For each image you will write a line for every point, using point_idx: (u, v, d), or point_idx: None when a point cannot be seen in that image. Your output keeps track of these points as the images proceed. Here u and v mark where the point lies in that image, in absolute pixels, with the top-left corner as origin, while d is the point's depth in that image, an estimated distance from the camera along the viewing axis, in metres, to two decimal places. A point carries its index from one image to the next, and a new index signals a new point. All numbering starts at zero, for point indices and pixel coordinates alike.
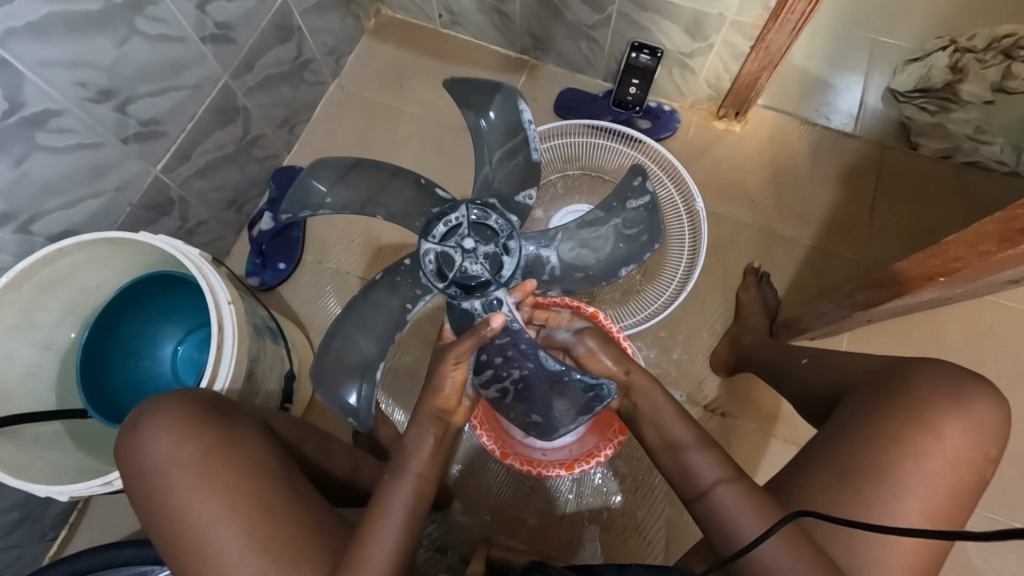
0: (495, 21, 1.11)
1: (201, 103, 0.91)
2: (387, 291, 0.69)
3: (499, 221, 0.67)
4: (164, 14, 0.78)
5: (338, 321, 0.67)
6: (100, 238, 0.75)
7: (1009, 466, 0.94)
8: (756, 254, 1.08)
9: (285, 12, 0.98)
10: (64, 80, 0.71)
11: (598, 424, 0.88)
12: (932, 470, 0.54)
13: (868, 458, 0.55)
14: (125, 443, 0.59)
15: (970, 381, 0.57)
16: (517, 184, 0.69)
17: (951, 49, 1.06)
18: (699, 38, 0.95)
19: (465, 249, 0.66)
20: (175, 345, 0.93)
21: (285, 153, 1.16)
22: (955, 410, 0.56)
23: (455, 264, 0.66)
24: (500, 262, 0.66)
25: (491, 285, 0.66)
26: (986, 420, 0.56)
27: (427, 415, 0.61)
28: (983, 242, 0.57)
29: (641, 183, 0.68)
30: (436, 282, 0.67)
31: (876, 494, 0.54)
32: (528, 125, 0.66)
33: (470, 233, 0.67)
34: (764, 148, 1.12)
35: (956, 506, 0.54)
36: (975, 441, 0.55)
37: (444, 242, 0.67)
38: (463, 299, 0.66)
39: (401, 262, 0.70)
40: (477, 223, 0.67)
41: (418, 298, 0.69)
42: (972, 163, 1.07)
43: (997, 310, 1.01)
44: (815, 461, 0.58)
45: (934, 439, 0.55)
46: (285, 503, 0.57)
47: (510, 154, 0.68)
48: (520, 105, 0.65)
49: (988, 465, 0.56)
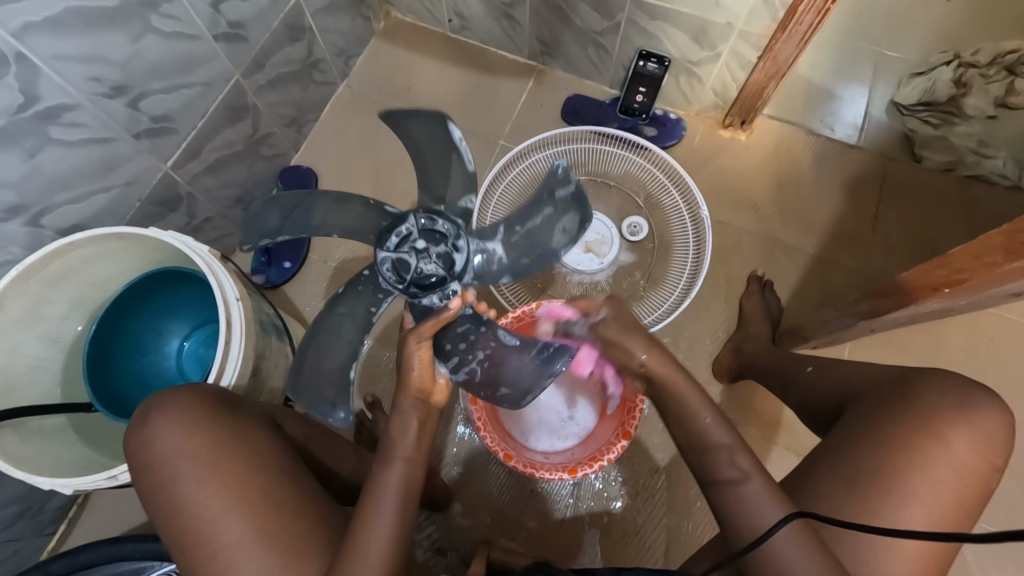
0: (504, 25, 1.12)
1: (212, 100, 0.91)
2: (353, 300, 0.66)
3: (446, 225, 0.63)
4: (178, 11, 0.79)
5: (312, 325, 0.66)
6: (111, 233, 0.76)
7: (1010, 478, 0.95)
8: (760, 262, 1.08)
9: (296, 12, 0.99)
10: (79, 75, 0.72)
11: (602, 428, 0.89)
12: (939, 478, 0.54)
13: (875, 464, 0.55)
14: (134, 436, 0.60)
15: (977, 392, 0.58)
16: (462, 188, 0.64)
17: (955, 64, 1.07)
18: (707, 46, 0.96)
19: (418, 249, 0.63)
20: (181, 340, 0.93)
21: (292, 152, 1.16)
22: (963, 419, 0.56)
23: (410, 267, 0.63)
24: (452, 259, 0.63)
25: (447, 281, 0.63)
26: (993, 430, 0.56)
27: (408, 402, 0.61)
28: (989, 253, 0.58)
29: (564, 172, 0.60)
30: (396, 285, 0.64)
31: (883, 501, 0.54)
32: (460, 142, 0.62)
33: (422, 236, 0.63)
34: (769, 157, 1.13)
35: (962, 515, 0.55)
36: (982, 451, 0.56)
37: (397, 250, 0.63)
38: (419, 298, 0.63)
39: (361, 273, 0.67)
40: (427, 226, 0.63)
41: (382, 301, 0.66)
42: (975, 177, 1.09)
43: (999, 322, 1.01)
44: (822, 467, 0.58)
45: (942, 447, 0.55)
46: (292, 499, 0.57)
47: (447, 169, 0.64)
48: (448, 126, 0.61)
49: (993, 474, 0.56)
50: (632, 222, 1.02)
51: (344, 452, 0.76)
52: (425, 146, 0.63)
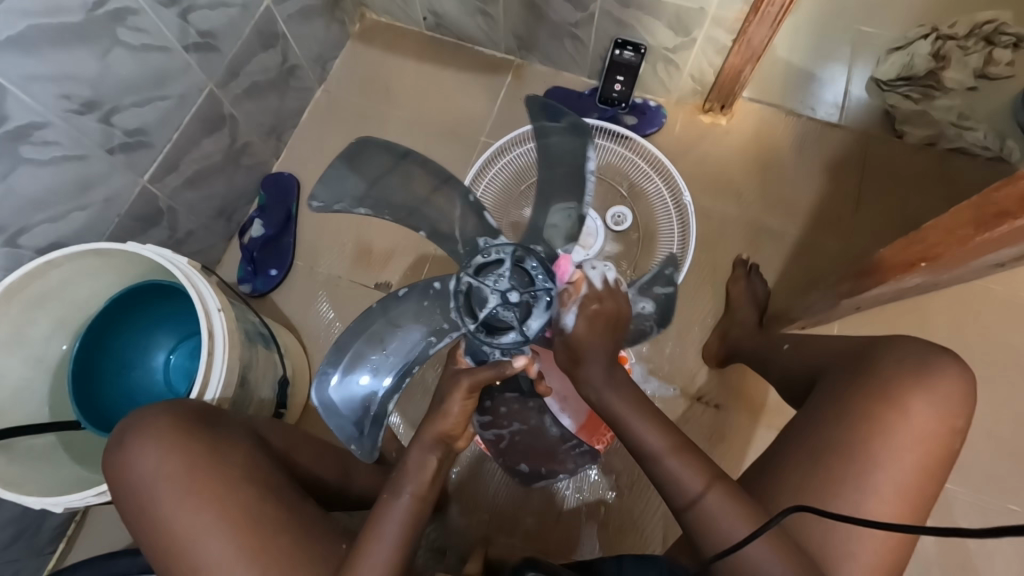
0: (479, 21, 1.11)
1: (187, 112, 0.91)
2: (413, 310, 0.69)
3: (536, 268, 0.67)
4: (147, 25, 0.79)
5: (359, 327, 0.67)
6: (88, 250, 0.75)
7: (1002, 450, 0.95)
8: (745, 248, 1.08)
9: (268, 19, 0.99)
10: (48, 92, 0.72)
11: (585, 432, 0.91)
12: (901, 444, 0.55)
13: (842, 437, 0.56)
14: (112, 458, 0.60)
15: (936, 356, 0.58)
16: (566, 236, 0.71)
17: (932, 37, 1.09)
18: (682, 32, 0.96)
19: (502, 293, 0.66)
20: (167, 354, 0.92)
21: (273, 160, 1.16)
22: (921, 386, 0.56)
23: (486, 305, 0.67)
24: (530, 311, 0.66)
25: (513, 332, 0.66)
26: (952, 394, 0.57)
27: (431, 440, 0.61)
28: (962, 227, 0.58)
29: (670, 274, 0.70)
30: (465, 318, 0.67)
31: (848, 475, 0.54)
32: (590, 174, 0.68)
33: (509, 276, 0.67)
34: (750, 142, 1.12)
35: (928, 480, 0.55)
36: (942, 414, 0.56)
37: (479, 276, 0.68)
38: (482, 342, 0.66)
39: (430, 285, 0.69)
40: (517, 267, 0.68)
41: (444, 333, 0.69)
42: (956, 149, 1.08)
43: (986, 294, 1.01)
44: (790, 446, 0.59)
45: (902, 415, 0.55)
46: (273, 510, 0.57)
47: (560, 186, 0.71)
48: (586, 154, 0.67)
49: (957, 436, 0.57)
50: (615, 213, 1.01)
51: (329, 458, 0.76)
52: (566, 169, 0.70)
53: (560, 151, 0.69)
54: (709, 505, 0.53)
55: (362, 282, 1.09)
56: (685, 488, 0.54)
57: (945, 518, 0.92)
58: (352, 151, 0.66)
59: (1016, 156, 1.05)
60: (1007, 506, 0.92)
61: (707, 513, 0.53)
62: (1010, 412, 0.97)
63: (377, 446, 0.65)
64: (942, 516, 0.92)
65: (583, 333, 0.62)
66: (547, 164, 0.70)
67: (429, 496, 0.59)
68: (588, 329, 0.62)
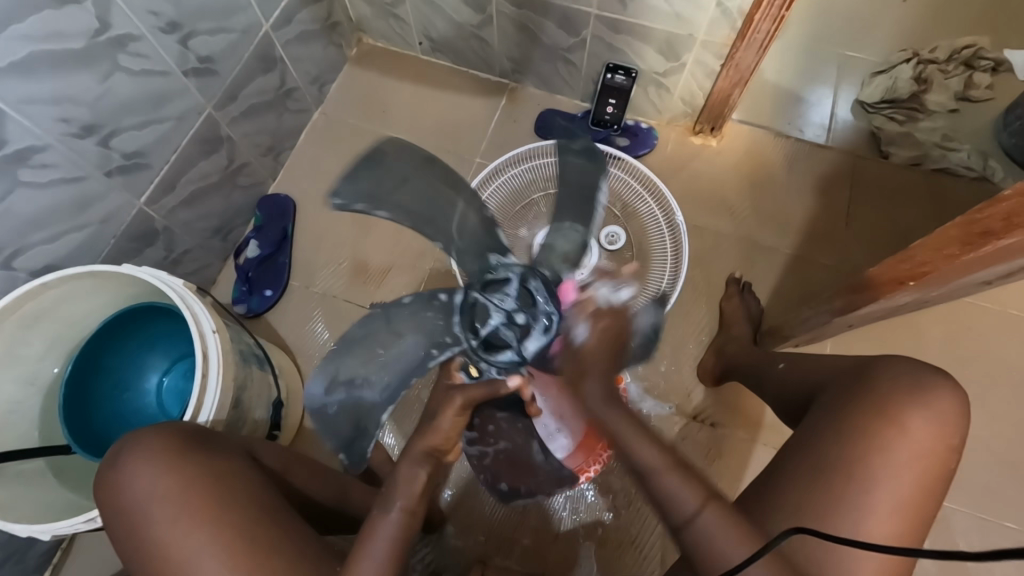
0: (474, 46, 1.14)
1: (185, 133, 0.92)
2: (415, 318, 0.68)
3: (540, 291, 0.67)
4: (147, 50, 0.80)
5: (361, 332, 0.67)
6: (85, 271, 0.75)
7: (996, 465, 0.96)
8: (738, 265, 1.09)
9: (266, 44, 1.00)
10: (48, 115, 0.72)
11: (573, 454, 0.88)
12: (901, 461, 0.55)
13: (840, 454, 0.56)
14: (106, 478, 0.59)
15: (930, 374, 0.59)
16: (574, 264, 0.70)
17: (914, 61, 1.12)
18: (672, 57, 0.99)
19: (505, 312, 0.67)
20: (161, 376, 0.92)
21: (270, 180, 1.16)
22: (918, 402, 0.57)
23: (488, 322, 0.67)
24: (529, 333, 0.66)
25: (510, 350, 0.67)
26: (948, 411, 0.57)
27: (420, 453, 0.60)
28: (948, 246, 0.59)
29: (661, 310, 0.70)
30: (466, 334, 0.68)
31: (847, 494, 0.55)
32: (600, 202, 0.68)
33: (515, 296, 0.67)
34: (740, 161, 1.14)
35: (927, 497, 0.55)
36: (940, 431, 0.57)
37: (487, 293, 0.68)
38: (478, 359, 0.67)
39: (436, 295, 0.70)
40: (523, 287, 0.67)
41: (445, 346, 0.68)
42: (942, 169, 1.10)
43: (974, 310, 1.03)
44: (789, 463, 0.59)
45: (900, 432, 0.56)
46: (267, 534, 0.56)
47: (570, 206, 0.70)
48: (600, 181, 0.67)
49: (953, 455, 0.57)
50: (609, 231, 1.02)
51: (324, 479, 0.75)
52: (580, 193, 0.69)
53: (577, 174, 0.68)
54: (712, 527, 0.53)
55: (358, 301, 1.09)
56: (681, 510, 0.54)
57: (942, 534, 0.92)
58: (373, 154, 0.63)
59: (999, 176, 1.07)
60: (1003, 521, 0.93)
61: (702, 536, 0.53)
62: (1002, 427, 0.97)
63: (366, 458, 0.65)
64: (939, 532, 0.92)
65: (592, 345, 0.59)
66: (565, 185, 0.69)
67: (418, 509, 0.58)
68: (598, 344, 0.59)
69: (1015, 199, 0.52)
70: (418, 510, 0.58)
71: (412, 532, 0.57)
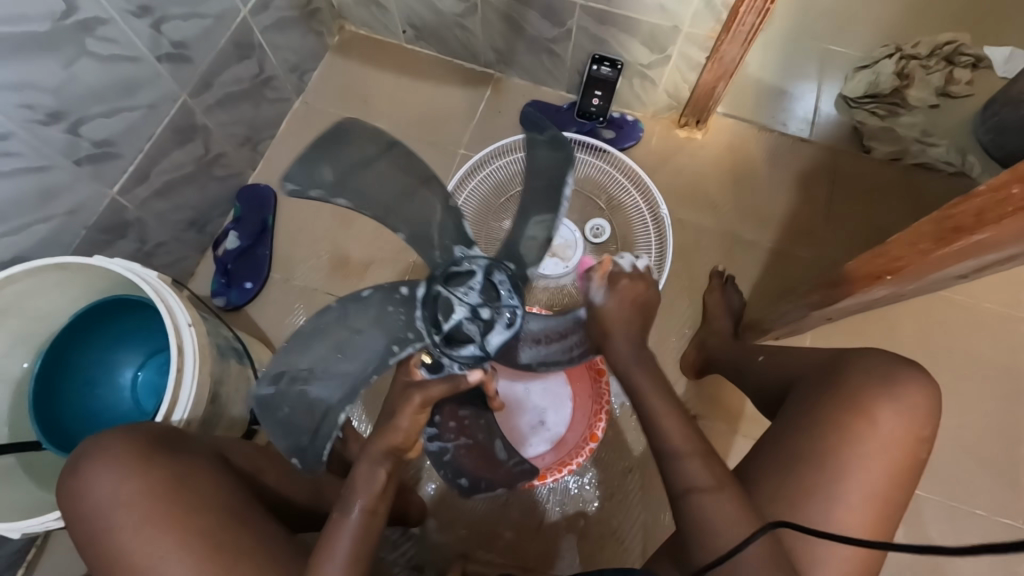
0: (458, 35, 1.12)
1: (158, 122, 0.89)
2: (374, 314, 0.66)
3: (503, 283, 0.69)
4: (116, 34, 0.78)
5: (314, 327, 0.64)
6: (54, 264, 0.74)
7: (969, 455, 0.97)
8: (721, 259, 1.09)
9: (243, 30, 0.98)
10: (10, 101, 0.70)
11: (577, 414, 0.94)
12: (870, 453, 0.56)
13: (813, 448, 0.57)
14: (68, 483, 0.58)
15: (901, 367, 0.60)
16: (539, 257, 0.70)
17: (896, 57, 1.13)
18: (656, 49, 0.98)
19: (469, 306, 0.67)
20: (135, 371, 0.90)
21: (248, 171, 1.14)
22: (889, 396, 0.58)
23: (452, 316, 0.66)
24: (492, 326, 0.67)
25: (474, 345, 0.66)
26: (918, 404, 0.58)
27: (381, 452, 0.59)
28: (922, 241, 0.60)
29: None
30: (429, 329, 0.67)
31: (819, 487, 0.55)
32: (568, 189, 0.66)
33: (478, 290, 0.67)
34: (723, 155, 1.14)
35: (898, 488, 0.56)
36: (910, 424, 0.57)
37: (450, 287, 0.67)
38: (441, 354, 0.66)
39: (397, 289, 0.68)
40: (486, 280, 0.68)
41: (407, 341, 0.66)
42: (920, 164, 1.11)
43: (951, 303, 1.05)
44: (763, 457, 0.59)
45: (871, 424, 0.57)
46: (237, 537, 0.55)
47: (537, 194, 0.69)
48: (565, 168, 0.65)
49: (923, 446, 0.58)
50: (594, 224, 1.01)
51: (302, 475, 0.74)
52: (549, 180, 0.67)
53: (542, 162, 0.67)
54: (693, 521, 0.53)
55: (340, 295, 1.07)
56: None
57: (916, 524, 0.94)
58: (329, 138, 0.62)
59: (976, 172, 1.09)
60: (975, 509, 0.95)
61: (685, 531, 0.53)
62: (976, 418, 0.99)
63: (322, 460, 0.62)
64: (913, 523, 0.94)
65: (613, 309, 0.64)
66: (535, 173, 0.68)
67: (380, 507, 0.57)
68: (618, 306, 0.64)
69: (987, 196, 0.52)
70: (378, 509, 0.57)
71: (374, 529, 0.56)
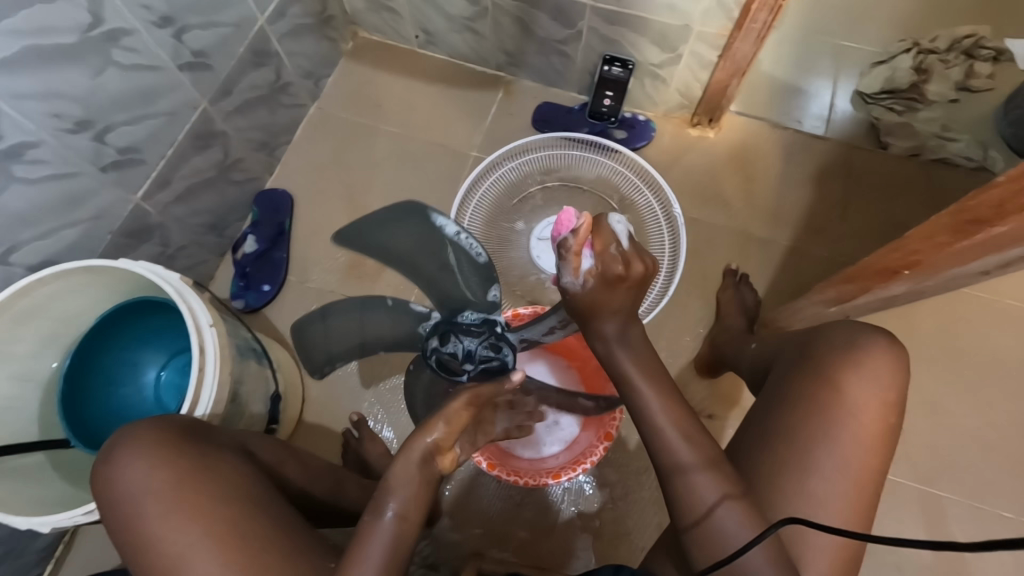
0: (468, 39, 1.13)
1: (180, 128, 0.92)
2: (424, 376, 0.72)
3: (473, 315, 0.67)
4: (140, 44, 0.80)
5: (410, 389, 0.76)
6: (80, 266, 0.76)
7: (991, 455, 0.95)
8: (735, 257, 1.09)
9: (261, 38, 1.00)
10: (39, 111, 0.72)
11: (585, 433, 0.92)
12: (842, 423, 0.56)
13: (782, 421, 0.58)
14: (99, 473, 0.60)
15: (863, 335, 0.61)
16: (482, 284, 0.65)
17: (914, 51, 1.12)
18: (667, 48, 0.98)
19: (468, 351, 0.67)
20: (158, 370, 0.92)
21: (266, 175, 1.16)
22: (853, 365, 0.58)
23: (460, 363, 0.67)
24: (496, 343, 0.67)
25: (499, 362, 0.67)
26: (884, 370, 0.58)
27: None
28: (939, 234, 0.59)
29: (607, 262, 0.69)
30: (458, 377, 0.68)
31: (792, 459, 0.56)
32: (453, 233, 0.63)
33: (459, 337, 0.67)
34: (737, 152, 1.14)
35: (873, 453, 0.56)
36: (879, 390, 0.58)
37: (441, 348, 0.68)
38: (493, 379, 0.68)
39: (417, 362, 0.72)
40: (462, 326, 0.67)
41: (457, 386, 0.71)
42: (940, 160, 1.09)
43: (971, 300, 1.03)
44: (745, 440, 0.60)
45: (838, 394, 0.57)
46: (259, 530, 0.56)
47: (441, 265, 0.65)
48: (434, 223, 0.63)
49: (897, 411, 0.58)
50: None
51: (319, 471, 0.75)
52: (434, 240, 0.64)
53: (410, 239, 0.64)
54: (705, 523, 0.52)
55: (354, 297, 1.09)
56: (699, 509, 0.52)
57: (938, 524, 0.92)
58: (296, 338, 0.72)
59: (999, 166, 1.06)
60: (999, 511, 0.92)
61: (708, 536, 0.51)
62: (998, 418, 0.97)
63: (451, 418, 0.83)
64: (935, 523, 0.92)
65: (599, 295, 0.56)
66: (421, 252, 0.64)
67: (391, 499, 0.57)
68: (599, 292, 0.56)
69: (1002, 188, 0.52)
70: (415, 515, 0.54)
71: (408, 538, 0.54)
